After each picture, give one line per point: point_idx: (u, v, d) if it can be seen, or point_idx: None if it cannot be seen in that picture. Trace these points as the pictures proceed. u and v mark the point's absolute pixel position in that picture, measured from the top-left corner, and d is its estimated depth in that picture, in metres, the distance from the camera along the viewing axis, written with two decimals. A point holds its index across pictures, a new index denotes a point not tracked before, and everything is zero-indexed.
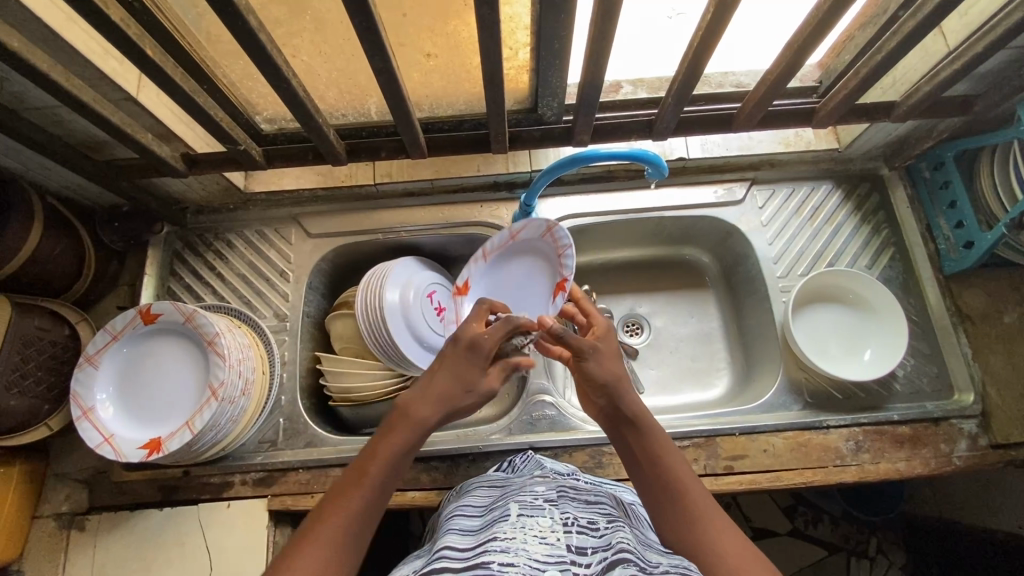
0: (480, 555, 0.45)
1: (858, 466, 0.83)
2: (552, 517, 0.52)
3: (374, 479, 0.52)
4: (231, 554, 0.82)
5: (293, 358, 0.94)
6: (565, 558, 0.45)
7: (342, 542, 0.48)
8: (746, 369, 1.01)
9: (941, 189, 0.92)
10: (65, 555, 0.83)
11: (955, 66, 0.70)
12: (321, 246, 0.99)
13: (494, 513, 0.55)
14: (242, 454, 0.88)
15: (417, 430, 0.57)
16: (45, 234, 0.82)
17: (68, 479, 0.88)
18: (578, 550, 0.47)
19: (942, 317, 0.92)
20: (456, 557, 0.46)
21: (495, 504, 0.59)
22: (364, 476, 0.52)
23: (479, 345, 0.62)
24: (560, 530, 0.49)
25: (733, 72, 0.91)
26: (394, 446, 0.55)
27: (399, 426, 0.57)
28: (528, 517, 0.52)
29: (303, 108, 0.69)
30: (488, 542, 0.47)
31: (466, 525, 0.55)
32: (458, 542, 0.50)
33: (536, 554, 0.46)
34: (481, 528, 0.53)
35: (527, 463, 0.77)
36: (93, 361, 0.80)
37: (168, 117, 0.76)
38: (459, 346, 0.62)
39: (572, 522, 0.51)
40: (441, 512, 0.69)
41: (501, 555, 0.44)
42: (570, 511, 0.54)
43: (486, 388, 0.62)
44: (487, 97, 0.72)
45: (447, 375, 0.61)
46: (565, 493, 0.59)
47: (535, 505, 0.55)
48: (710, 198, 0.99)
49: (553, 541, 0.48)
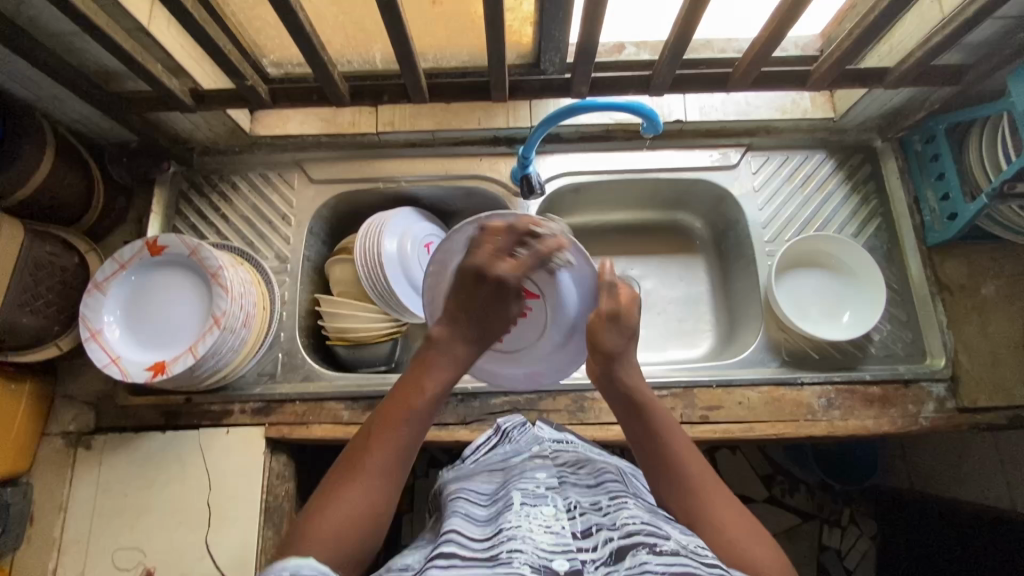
0: (491, 547, 0.49)
1: (828, 422, 0.87)
2: (556, 505, 0.55)
3: (413, 414, 0.59)
4: (229, 476, 0.87)
5: (294, 298, 0.97)
6: (571, 546, 0.49)
7: (388, 471, 0.57)
8: (730, 331, 1.05)
9: (931, 162, 0.94)
10: (72, 469, 0.88)
11: (945, 32, 0.72)
12: (323, 192, 1.02)
13: (498, 501, 0.58)
14: (242, 384, 0.92)
15: (456, 360, 0.64)
16: (57, 164, 0.85)
17: (75, 400, 0.92)
18: (583, 535, 0.51)
19: (921, 287, 0.95)
20: (467, 547, 0.50)
21: (497, 491, 0.62)
22: (407, 409, 0.59)
23: (507, 282, 0.64)
24: (564, 517, 0.53)
25: (735, 39, 0.94)
26: (437, 382, 0.62)
27: (431, 360, 0.63)
28: (531, 505, 0.55)
29: (309, 46, 0.71)
30: (497, 531, 0.51)
31: (472, 510, 0.58)
32: (468, 531, 0.53)
33: (544, 542, 0.50)
34: (487, 515, 0.57)
35: (524, 436, 0.78)
36: (100, 288, 0.84)
37: (178, 51, 0.78)
38: (488, 294, 0.64)
39: (575, 508, 0.55)
40: (442, 489, 0.72)
41: (511, 543, 0.49)
42: (572, 498, 0.58)
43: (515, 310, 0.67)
44: (489, 44, 0.74)
45: (476, 316, 0.65)
46: (565, 481, 0.63)
47: (538, 492, 0.58)
48: (706, 162, 1.01)
49: (559, 529, 0.52)
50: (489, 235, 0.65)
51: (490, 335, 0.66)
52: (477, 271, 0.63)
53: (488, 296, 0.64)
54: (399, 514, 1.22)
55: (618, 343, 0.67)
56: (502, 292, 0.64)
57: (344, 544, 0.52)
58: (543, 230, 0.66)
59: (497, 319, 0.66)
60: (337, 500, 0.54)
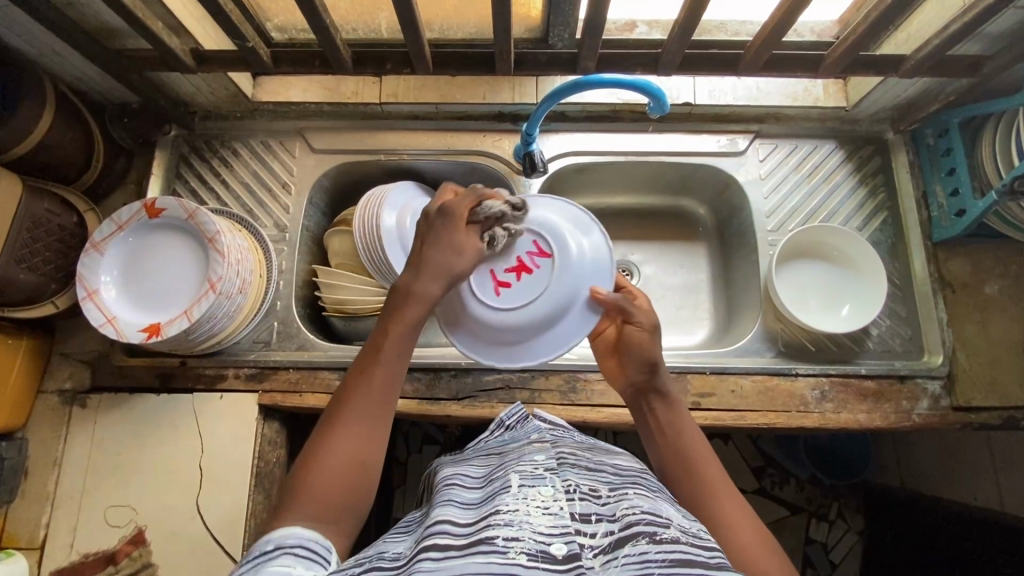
0: (487, 532, 0.48)
1: (820, 414, 0.87)
2: (554, 486, 0.55)
3: (382, 360, 0.56)
4: (221, 441, 0.88)
5: (291, 267, 0.97)
6: (570, 528, 0.49)
7: (369, 415, 0.54)
8: (728, 320, 1.04)
9: (943, 156, 0.92)
10: (67, 426, 0.89)
11: (965, 19, 0.70)
12: (323, 162, 1.01)
13: (494, 484, 0.59)
14: (237, 350, 0.93)
15: (424, 298, 0.58)
16: (56, 120, 0.84)
17: (71, 358, 0.93)
18: (581, 518, 0.51)
19: (924, 282, 0.93)
20: (461, 532, 0.49)
21: (494, 474, 0.62)
22: (377, 354, 0.56)
23: (451, 206, 0.59)
24: (562, 499, 0.53)
25: (749, 22, 0.91)
26: (403, 320, 0.57)
27: (400, 305, 0.58)
28: (529, 487, 0.55)
29: (311, 8, 0.70)
30: (492, 517, 0.50)
31: (467, 496, 0.58)
32: (462, 514, 0.53)
33: (540, 526, 0.49)
34: (484, 497, 0.56)
35: (526, 426, 0.77)
36: (99, 248, 0.84)
37: (179, 9, 0.77)
38: (434, 222, 0.60)
39: (574, 490, 0.55)
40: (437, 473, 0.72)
41: (507, 529, 0.48)
42: (571, 479, 0.57)
43: (474, 248, 0.60)
44: (495, 15, 0.72)
45: (434, 250, 0.59)
46: (564, 461, 0.62)
47: (536, 474, 0.58)
48: (712, 147, 0.99)
49: (557, 511, 0.51)
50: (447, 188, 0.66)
51: (455, 273, 0.59)
52: (425, 213, 0.61)
53: (434, 223, 0.60)
54: (390, 487, 1.23)
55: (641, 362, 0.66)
56: (456, 223, 0.59)
57: (332, 503, 0.50)
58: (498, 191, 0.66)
59: (457, 253, 0.59)
60: (315, 467, 0.51)
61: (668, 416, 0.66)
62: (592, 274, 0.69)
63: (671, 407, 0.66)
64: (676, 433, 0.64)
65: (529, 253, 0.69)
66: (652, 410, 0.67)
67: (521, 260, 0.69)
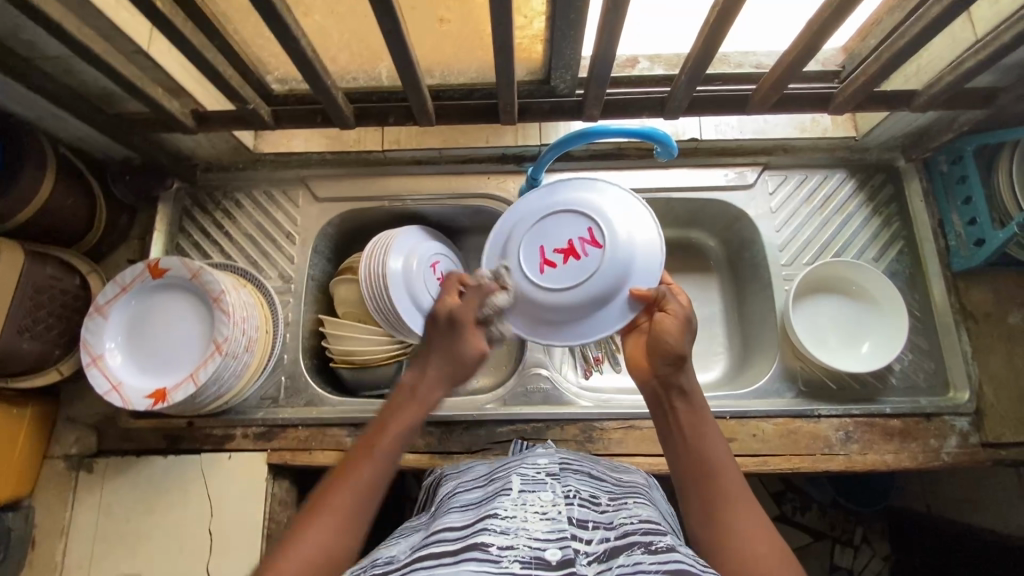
0: (479, 538, 0.46)
1: (845, 456, 0.85)
2: (554, 491, 0.53)
3: (379, 453, 0.60)
4: (231, 502, 0.86)
5: (297, 319, 0.96)
6: (566, 533, 0.47)
7: (349, 516, 0.54)
8: (744, 355, 1.02)
9: (958, 183, 0.90)
10: (74, 493, 0.87)
11: (981, 55, 0.68)
12: (328, 210, 1.00)
13: (495, 486, 0.57)
14: (245, 408, 0.91)
15: (429, 402, 0.68)
16: (57, 184, 0.83)
17: (77, 423, 0.91)
18: (579, 524, 0.49)
19: (946, 313, 0.91)
20: (453, 538, 0.47)
21: (495, 476, 0.60)
22: (371, 449, 0.60)
23: (456, 313, 0.72)
24: (562, 503, 0.51)
25: (754, 52, 0.90)
26: (399, 424, 0.64)
27: (399, 403, 0.68)
28: (529, 492, 0.53)
29: (312, 69, 0.69)
30: (487, 522, 0.48)
31: (466, 501, 0.57)
32: (459, 519, 0.51)
33: (536, 533, 0.47)
34: (482, 500, 0.55)
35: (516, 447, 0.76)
36: (101, 311, 0.83)
37: (178, 73, 0.77)
38: (444, 327, 0.72)
39: (574, 496, 0.53)
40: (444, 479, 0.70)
41: (500, 537, 0.46)
42: (572, 485, 0.55)
43: (475, 351, 0.72)
44: (496, 67, 0.71)
45: (439, 354, 0.71)
46: (566, 466, 0.60)
47: (538, 478, 0.56)
48: (720, 181, 0.98)
49: (555, 514, 0.49)
50: (449, 282, 0.77)
51: (457, 373, 0.71)
52: (432, 316, 0.75)
53: (446, 329, 0.73)
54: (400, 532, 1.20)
55: (665, 364, 0.66)
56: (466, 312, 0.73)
57: None
58: (476, 278, 0.76)
59: (461, 356, 0.72)
60: (290, 553, 0.51)
61: (687, 414, 0.64)
62: (638, 274, 0.74)
63: (693, 407, 0.64)
64: (699, 436, 0.61)
65: (579, 240, 0.75)
66: (673, 408, 0.65)
67: (572, 244, 0.75)
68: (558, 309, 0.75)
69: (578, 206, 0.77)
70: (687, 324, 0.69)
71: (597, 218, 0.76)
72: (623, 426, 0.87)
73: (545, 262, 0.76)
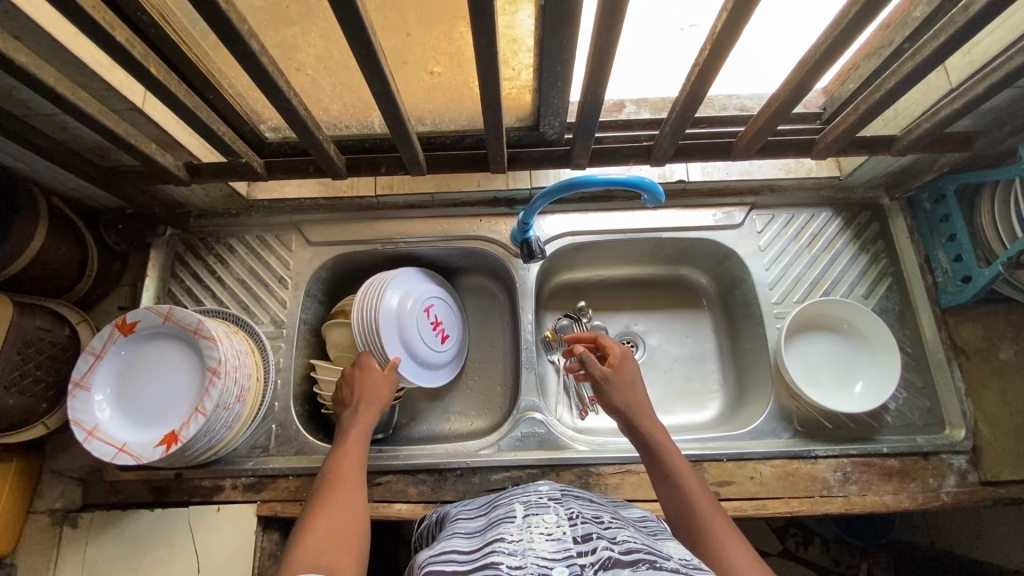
0: (490, 558, 0.48)
1: (844, 498, 0.84)
2: (558, 514, 0.55)
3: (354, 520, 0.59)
4: (220, 556, 0.84)
5: (289, 365, 0.95)
6: (572, 551, 0.48)
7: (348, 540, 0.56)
8: (739, 392, 1.01)
9: (941, 222, 0.92)
10: (57, 550, 0.85)
11: (954, 105, 0.70)
12: (321, 254, 1.00)
13: (500, 513, 0.59)
14: (235, 458, 0.89)
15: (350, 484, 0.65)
16: (49, 235, 0.83)
17: (63, 476, 0.90)
18: (584, 541, 0.50)
19: (937, 349, 0.91)
20: (465, 560, 0.49)
21: (499, 504, 0.63)
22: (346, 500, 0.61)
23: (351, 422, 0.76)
24: (566, 525, 0.53)
25: (736, 95, 0.90)
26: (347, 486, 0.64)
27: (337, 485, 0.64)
28: (534, 516, 0.56)
29: (304, 127, 0.70)
30: (496, 545, 0.50)
31: (471, 527, 0.59)
32: (465, 545, 0.53)
33: (545, 552, 0.49)
34: (487, 526, 0.57)
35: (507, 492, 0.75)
36: (83, 385, 0.80)
37: (172, 128, 0.78)
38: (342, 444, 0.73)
39: (576, 517, 0.55)
40: (450, 515, 0.69)
41: (510, 558, 0.47)
42: (574, 507, 0.57)
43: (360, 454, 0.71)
44: (486, 121, 0.72)
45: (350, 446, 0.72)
46: (567, 493, 0.63)
47: (541, 503, 0.58)
48: (708, 221, 0.99)
49: (560, 536, 0.51)
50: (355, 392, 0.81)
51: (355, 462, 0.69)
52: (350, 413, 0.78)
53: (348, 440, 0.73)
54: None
55: (620, 399, 0.75)
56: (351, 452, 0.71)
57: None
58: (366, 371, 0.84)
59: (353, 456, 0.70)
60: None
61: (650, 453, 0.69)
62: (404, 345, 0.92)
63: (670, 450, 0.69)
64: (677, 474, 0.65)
65: (437, 326, 1.00)
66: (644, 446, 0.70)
67: (438, 327, 1.00)
68: (417, 364, 0.94)
69: (436, 292, 1.02)
70: (630, 373, 0.78)
71: (432, 299, 1.00)
72: (619, 470, 0.87)
73: (444, 334, 1.01)
